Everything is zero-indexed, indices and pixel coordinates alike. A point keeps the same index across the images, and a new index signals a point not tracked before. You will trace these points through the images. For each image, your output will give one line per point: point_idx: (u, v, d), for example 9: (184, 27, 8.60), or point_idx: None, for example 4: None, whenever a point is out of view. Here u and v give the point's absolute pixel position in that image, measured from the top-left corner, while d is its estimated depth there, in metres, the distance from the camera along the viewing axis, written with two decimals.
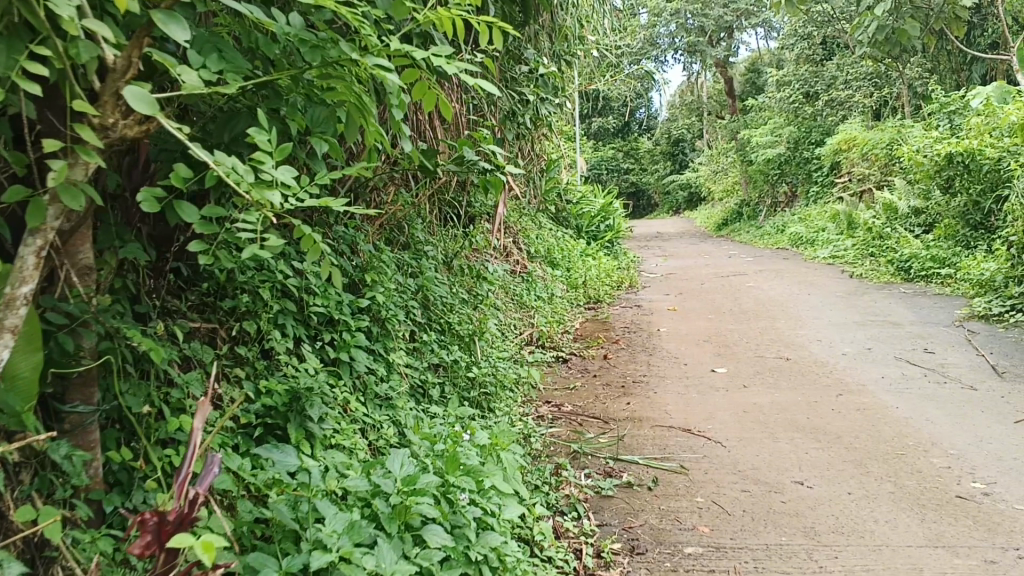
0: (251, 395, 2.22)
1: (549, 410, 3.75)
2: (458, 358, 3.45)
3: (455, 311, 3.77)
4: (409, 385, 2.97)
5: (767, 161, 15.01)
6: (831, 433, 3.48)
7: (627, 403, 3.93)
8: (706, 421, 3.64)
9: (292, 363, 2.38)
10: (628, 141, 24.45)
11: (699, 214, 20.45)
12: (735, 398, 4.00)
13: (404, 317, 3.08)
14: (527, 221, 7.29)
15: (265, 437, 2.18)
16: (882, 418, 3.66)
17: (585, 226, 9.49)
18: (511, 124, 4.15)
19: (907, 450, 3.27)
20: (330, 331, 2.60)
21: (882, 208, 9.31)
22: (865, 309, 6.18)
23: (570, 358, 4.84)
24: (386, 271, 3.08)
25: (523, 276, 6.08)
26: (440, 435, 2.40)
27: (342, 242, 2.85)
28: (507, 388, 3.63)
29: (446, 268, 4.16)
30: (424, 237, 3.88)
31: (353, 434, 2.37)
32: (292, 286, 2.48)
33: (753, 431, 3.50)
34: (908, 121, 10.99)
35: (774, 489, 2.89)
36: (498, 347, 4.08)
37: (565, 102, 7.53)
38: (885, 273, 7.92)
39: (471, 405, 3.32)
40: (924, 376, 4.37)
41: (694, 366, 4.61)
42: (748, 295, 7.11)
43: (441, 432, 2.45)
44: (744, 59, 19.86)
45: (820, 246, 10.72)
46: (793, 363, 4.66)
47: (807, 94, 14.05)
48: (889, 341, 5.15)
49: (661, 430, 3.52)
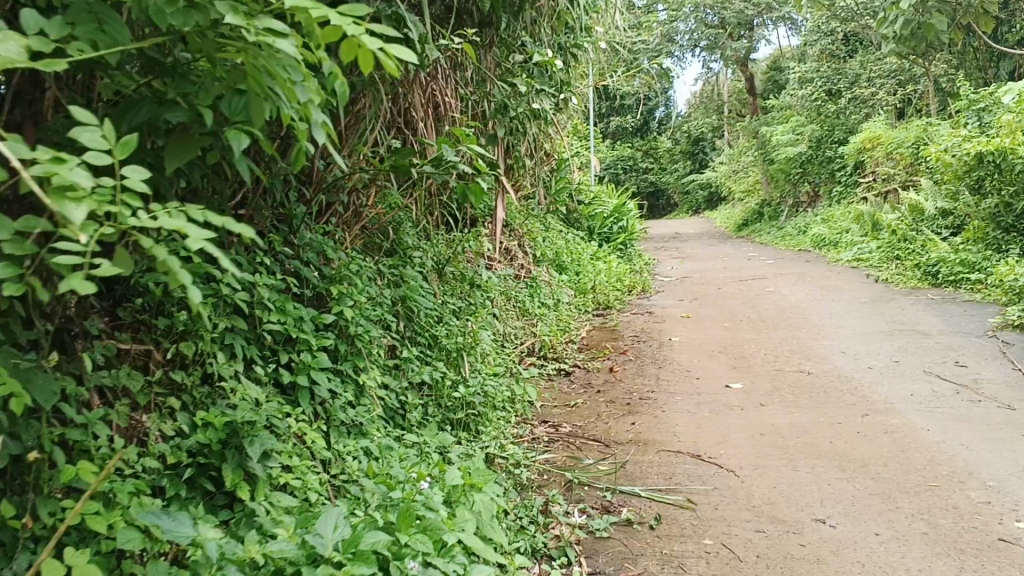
0: (184, 428, 1.95)
1: (545, 431, 3.44)
2: (444, 377, 3.14)
3: (443, 323, 3.47)
4: (383, 409, 2.67)
5: (787, 160, 14.63)
6: (855, 461, 3.14)
7: (632, 424, 3.61)
8: (718, 445, 3.31)
9: (237, 390, 2.08)
10: (647, 140, 24.11)
11: (719, 215, 20.07)
12: (750, 419, 3.67)
13: (379, 333, 2.78)
14: (534, 222, 7.00)
15: (198, 479, 1.88)
16: (912, 443, 3.31)
17: (598, 227, 9.19)
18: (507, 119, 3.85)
19: (941, 482, 2.93)
20: (287, 352, 2.29)
21: (908, 209, 8.93)
22: (890, 318, 5.81)
23: (573, 371, 4.53)
24: (360, 281, 2.78)
25: (527, 282, 5.78)
26: (404, 476, 2.09)
27: (310, 250, 2.62)
28: (500, 409, 3.32)
29: (438, 275, 3.87)
30: (412, 241, 3.59)
31: (306, 472, 2.06)
32: (242, 300, 2.18)
33: (769, 457, 3.18)
34: (934, 119, 10.60)
35: (792, 529, 2.56)
36: (492, 361, 3.78)
37: (574, 100, 7.22)
38: (911, 277, 7.55)
39: (457, 428, 3.03)
40: (957, 393, 4.02)
41: (706, 382, 4.28)
42: (767, 301, 6.77)
43: (406, 471, 2.14)
44: (765, 56, 19.46)
45: (843, 248, 10.36)
46: (814, 377, 4.33)
47: (829, 91, 13.67)
48: (917, 352, 4.80)
49: (668, 455, 3.20)
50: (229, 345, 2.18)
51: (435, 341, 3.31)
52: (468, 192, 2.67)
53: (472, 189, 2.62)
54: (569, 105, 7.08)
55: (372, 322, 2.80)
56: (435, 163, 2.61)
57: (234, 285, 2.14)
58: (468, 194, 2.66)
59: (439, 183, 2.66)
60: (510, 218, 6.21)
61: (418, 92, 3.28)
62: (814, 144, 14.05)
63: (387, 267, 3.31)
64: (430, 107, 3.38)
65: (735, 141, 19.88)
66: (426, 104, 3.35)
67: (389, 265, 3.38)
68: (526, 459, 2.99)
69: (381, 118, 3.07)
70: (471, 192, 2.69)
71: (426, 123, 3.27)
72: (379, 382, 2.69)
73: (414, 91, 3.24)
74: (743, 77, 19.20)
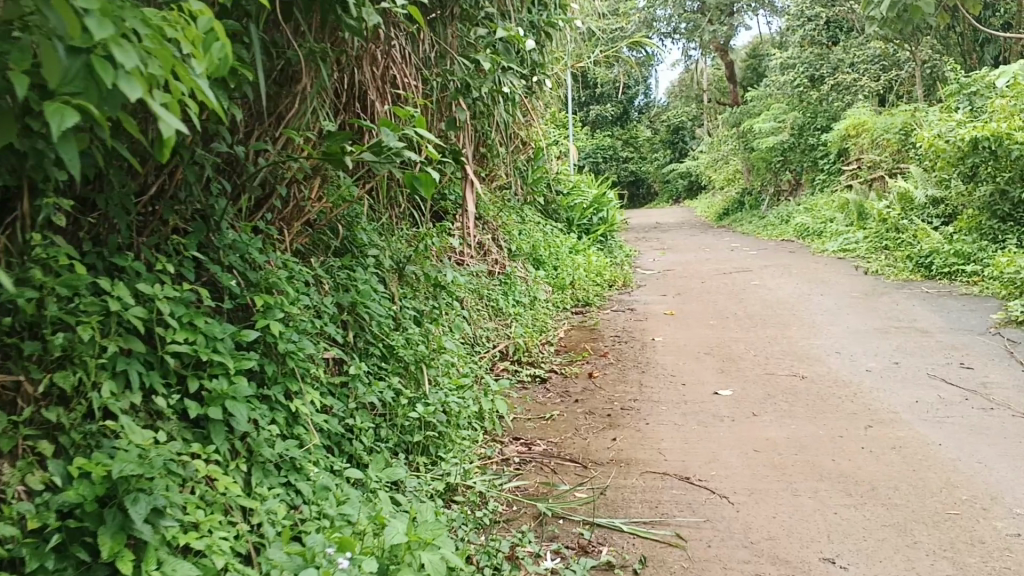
0: (56, 481, 1.56)
1: (515, 450, 3.08)
2: (400, 397, 2.76)
3: (401, 331, 3.09)
4: (322, 438, 2.29)
5: (769, 148, 14.33)
6: (863, 484, 2.80)
7: (613, 440, 3.25)
8: (708, 465, 2.96)
9: (130, 428, 1.70)
10: (626, 129, 23.77)
11: (701, 204, 19.76)
12: (742, 432, 3.32)
13: (319, 349, 2.40)
14: (509, 214, 6.62)
15: (70, 547, 1.51)
16: (924, 461, 2.97)
17: (577, 219, 8.82)
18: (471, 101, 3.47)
19: (963, 509, 2.59)
20: (199, 379, 1.92)
21: (897, 197, 8.61)
22: (885, 314, 5.48)
23: (549, 378, 4.16)
24: (299, 290, 2.40)
25: (501, 279, 5.41)
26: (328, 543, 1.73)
27: (234, 253, 2.25)
28: (464, 428, 2.95)
29: (399, 276, 3.48)
30: (366, 239, 3.21)
31: (214, 530, 1.69)
32: (136, 317, 1.80)
33: (767, 480, 2.83)
34: (921, 104, 10.29)
35: (798, 572, 2.21)
36: (458, 369, 3.42)
37: (548, 85, 6.82)
38: (903, 269, 7.24)
39: (413, 453, 2.66)
40: (966, 399, 3.69)
41: (693, 388, 3.93)
42: (753, 296, 6.43)
43: (333, 535, 1.77)
44: (746, 43, 19.10)
45: (829, 238, 10.06)
46: (809, 382, 4.00)
47: (812, 78, 13.29)
48: (918, 353, 4.48)
49: (653, 478, 2.84)
50: (122, 373, 1.80)
51: (391, 353, 2.93)
52: (415, 182, 2.28)
53: (422, 178, 2.24)
54: (542, 90, 6.68)
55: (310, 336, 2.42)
56: (377, 148, 2.22)
57: (125, 299, 1.76)
58: (415, 185, 2.28)
59: (385, 177, 2.28)
60: (482, 210, 5.82)
61: (370, 73, 2.91)
62: (797, 131, 13.72)
63: (335, 270, 2.93)
64: (385, 90, 3.01)
65: (715, 129, 19.55)
66: (381, 86, 2.98)
67: (338, 267, 2.99)
68: (492, 489, 2.62)
69: (323, 101, 2.71)
70: (421, 181, 2.31)
71: (378, 106, 2.90)
72: (318, 407, 2.30)
73: (365, 68, 2.87)
74: (723, 64, 18.86)
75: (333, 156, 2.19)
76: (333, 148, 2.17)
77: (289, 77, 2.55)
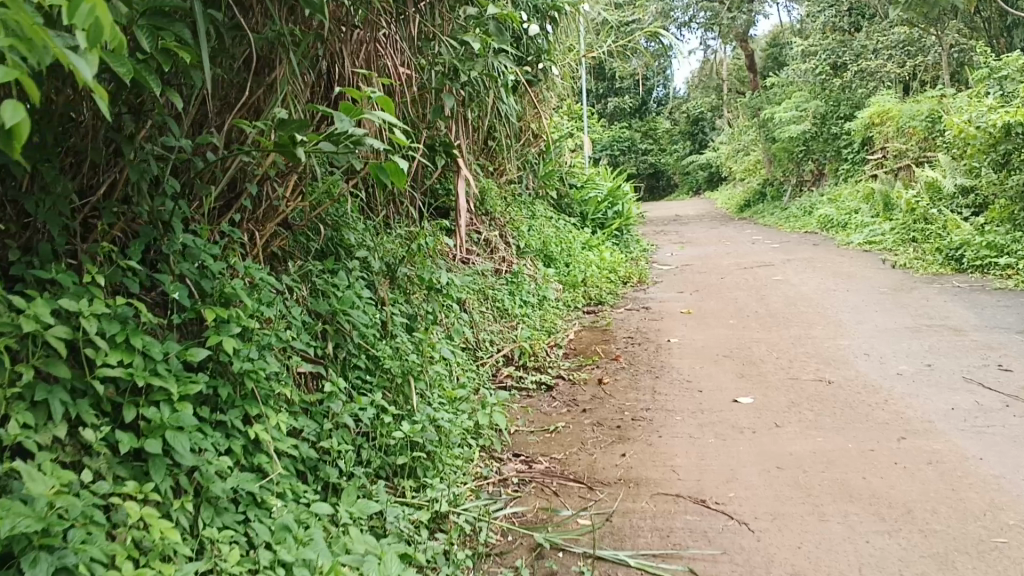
0: None
1: (515, 470, 2.83)
2: (384, 415, 2.50)
3: (389, 340, 2.84)
4: (286, 469, 2.04)
5: (790, 138, 14.00)
6: (897, 506, 2.52)
7: (622, 456, 2.99)
8: (725, 486, 2.70)
9: (42, 469, 1.45)
10: (645, 121, 23.47)
11: (721, 195, 19.42)
12: (763, 446, 3.04)
13: (284, 368, 2.15)
14: (518, 209, 6.36)
15: None
16: (965, 480, 2.69)
17: (591, 213, 8.55)
18: (464, 87, 3.22)
19: (1011, 536, 2.31)
20: (135, 408, 1.67)
21: (925, 186, 8.28)
22: (915, 311, 5.18)
23: (556, 385, 3.90)
24: (266, 300, 2.15)
25: (508, 279, 5.16)
26: None
27: (189, 258, 2.00)
28: (457, 446, 2.69)
29: (390, 280, 3.23)
30: (353, 240, 2.96)
31: None
32: (58, 337, 1.56)
33: (790, 503, 2.56)
34: (949, 90, 9.92)
35: None
36: (453, 380, 3.16)
37: (559, 75, 6.57)
38: (932, 262, 6.92)
39: (396, 478, 2.41)
40: (1007, 406, 3.39)
41: (710, 396, 3.65)
42: (775, 292, 6.14)
43: None
44: (766, 32, 18.71)
45: (853, 230, 9.73)
46: (835, 388, 3.72)
47: (835, 65, 12.94)
48: (953, 354, 4.18)
49: (664, 501, 2.58)
50: (44, 402, 1.56)
51: (377, 364, 2.68)
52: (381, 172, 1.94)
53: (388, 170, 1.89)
54: (552, 81, 6.42)
55: (277, 351, 2.17)
56: (336, 136, 1.88)
57: (43, 317, 1.52)
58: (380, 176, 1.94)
59: (348, 168, 1.95)
60: (490, 205, 5.58)
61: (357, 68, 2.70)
62: (819, 121, 13.38)
63: (314, 273, 2.67)
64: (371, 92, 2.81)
65: (736, 119, 19.21)
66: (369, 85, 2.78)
67: (319, 272, 2.75)
68: (484, 516, 2.37)
69: (303, 92, 2.50)
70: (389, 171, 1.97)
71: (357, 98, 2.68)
72: (284, 432, 2.05)
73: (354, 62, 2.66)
74: (743, 53, 18.52)
75: (283, 145, 1.85)
76: (281, 137, 1.83)
77: (265, 63, 2.34)
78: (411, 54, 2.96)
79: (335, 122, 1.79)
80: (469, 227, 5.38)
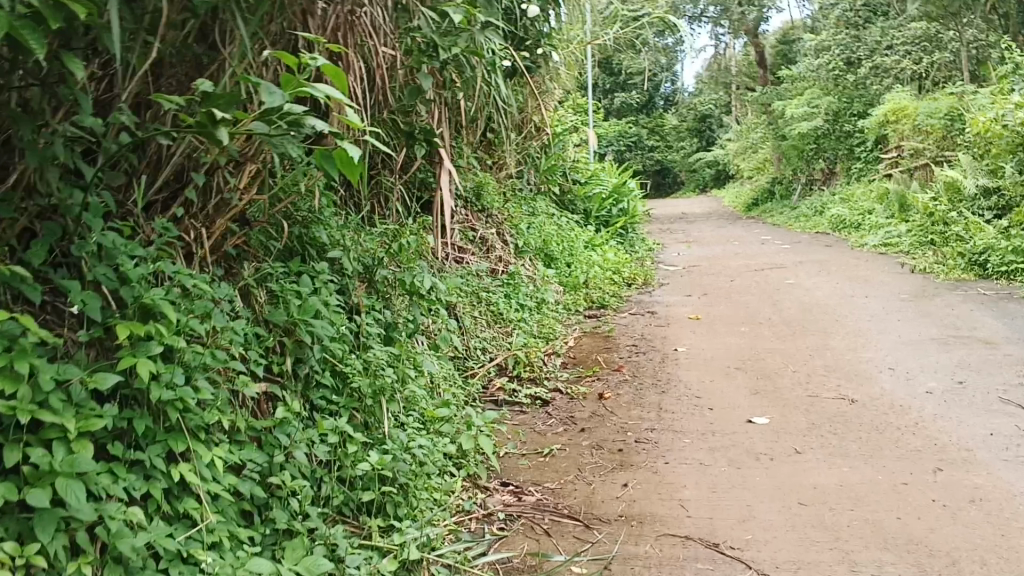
0: None
1: (502, 502, 2.49)
2: (350, 443, 2.16)
3: (361, 352, 2.50)
4: (222, 514, 1.71)
5: (801, 136, 13.63)
6: (939, 555, 2.18)
7: (624, 486, 2.65)
8: (740, 527, 2.36)
9: None
10: (652, 117, 23.13)
11: (728, 193, 19.04)
12: (783, 477, 2.71)
13: (221, 393, 1.81)
14: (517, 207, 6.02)
15: None
16: (1015, 524, 2.35)
17: (596, 210, 8.20)
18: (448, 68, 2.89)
19: None
20: (15, 449, 1.36)
21: (943, 187, 7.92)
22: (941, 320, 4.83)
23: (553, 400, 3.56)
24: (201, 312, 1.81)
25: (503, 281, 4.83)
26: None
27: (107, 265, 1.68)
28: (435, 477, 2.35)
29: (367, 284, 2.90)
30: (324, 239, 2.65)
31: None
32: None
33: (816, 549, 2.22)
34: (969, 87, 9.55)
35: None
36: (436, 397, 2.83)
37: (562, 66, 6.23)
38: (954, 267, 6.56)
39: (360, 516, 2.08)
40: None
41: (722, 415, 3.31)
42: (788, 297, 5.80)
43: None
44: (777, 27, 18.30)
45: (867, 232, 9.38)
46: (859, 409, 3.38)
47: (848, 61, 12.55)
48: (985, 369, 3.84)
49: (671, 545, 2.25)
50: None
51: (345, 380, 2.35)
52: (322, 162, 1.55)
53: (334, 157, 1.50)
54: (554, 71, 6.08)
55: (216, 373, 1.84)
56: (274, 113, 1.50)
57: None
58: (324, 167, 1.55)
59: (292, 156, 1.57)
60: (487, 201, 5.25)
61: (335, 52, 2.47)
62: (831, 118, 12.99)
63: (273, 276, 2.34)
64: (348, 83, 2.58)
65: (745, 116, 18.83)
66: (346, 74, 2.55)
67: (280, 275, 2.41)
68: (461, 563, 2.04)
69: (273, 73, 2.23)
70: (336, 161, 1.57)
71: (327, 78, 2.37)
72: (220, 470, 1.72)
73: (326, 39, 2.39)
74: (752, 49, 18.15)
75: (205, 124, 1.48)
76: (202, 113, 1.46)
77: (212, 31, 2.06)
78: (390, 36, 2.72)
79: (264, 95, 1.41)
80: (465, 225, 5.06)
